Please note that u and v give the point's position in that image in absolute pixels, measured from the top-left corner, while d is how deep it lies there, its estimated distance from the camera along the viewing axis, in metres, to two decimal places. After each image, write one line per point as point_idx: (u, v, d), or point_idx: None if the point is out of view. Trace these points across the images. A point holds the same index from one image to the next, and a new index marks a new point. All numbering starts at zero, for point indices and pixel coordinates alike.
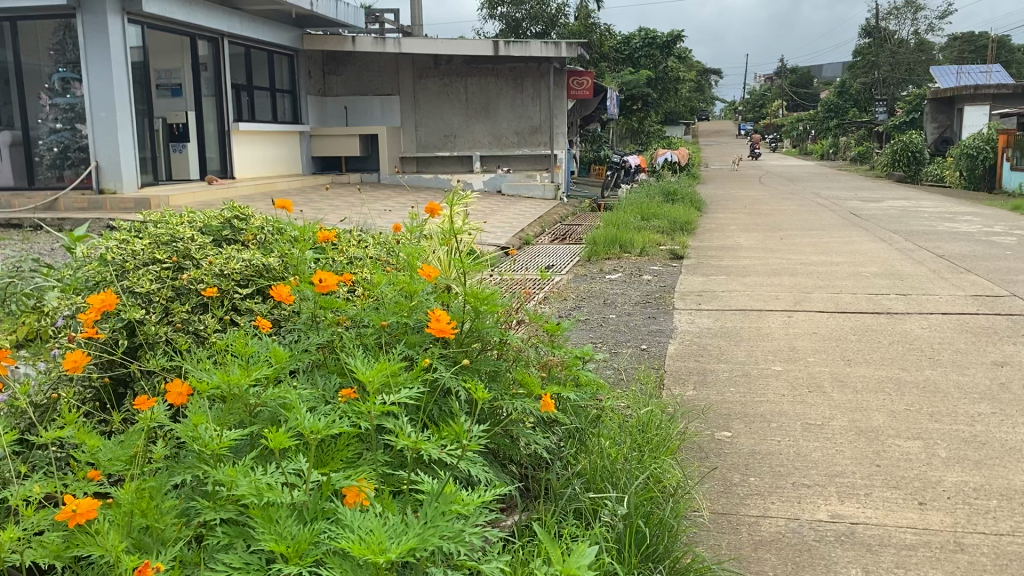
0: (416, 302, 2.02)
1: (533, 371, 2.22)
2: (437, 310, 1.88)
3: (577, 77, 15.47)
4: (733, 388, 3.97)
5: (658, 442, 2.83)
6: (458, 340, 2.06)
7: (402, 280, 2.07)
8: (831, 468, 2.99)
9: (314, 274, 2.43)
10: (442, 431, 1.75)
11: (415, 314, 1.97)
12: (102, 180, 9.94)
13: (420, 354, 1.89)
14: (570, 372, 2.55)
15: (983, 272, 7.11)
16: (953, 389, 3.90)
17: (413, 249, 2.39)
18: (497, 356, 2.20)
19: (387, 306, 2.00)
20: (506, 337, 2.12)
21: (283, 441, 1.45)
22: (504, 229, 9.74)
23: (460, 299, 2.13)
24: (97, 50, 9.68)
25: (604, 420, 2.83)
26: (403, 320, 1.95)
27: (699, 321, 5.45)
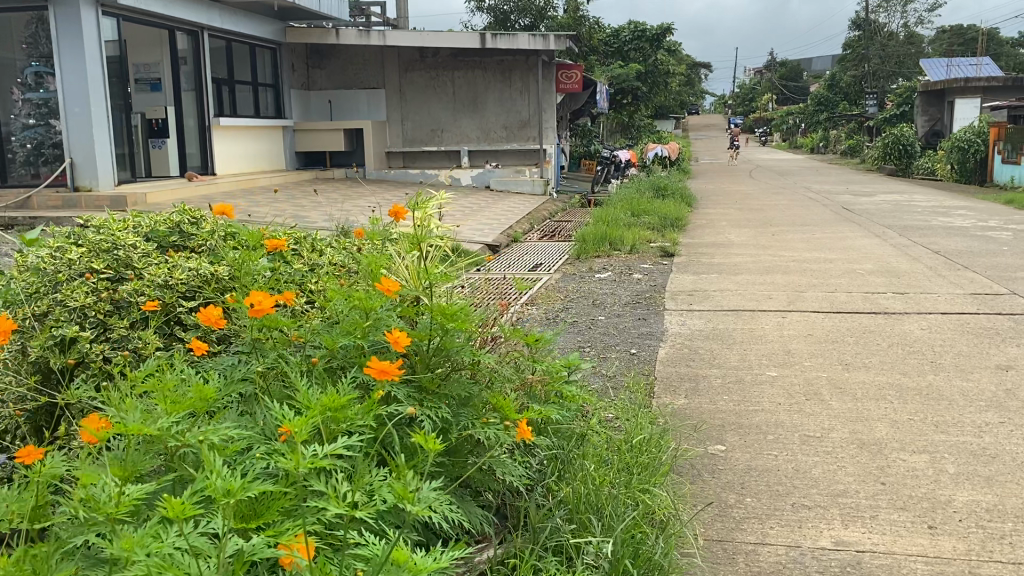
0: (374, 318, 1.78)
1: (508, 393, 2.00)
2: (395, 333, 1.65)
3: (566, 71, 15.24)
4: (728, 395, 3.77)
5: (648, 463, 2.60)
6: (424, 362, 1.84)
7: (358, 295, 1.84)
8: (833, 487, 2.78)
9: (266, 285, 2.21)
10: (393, 475, 1.52)
11: (372, 332, 1.75)
12: (77, 177, 9.67)
13: (374, 382, 1.67)
14: (553, 389, 2.36)
15: (981, 269, 6.94)
16: (958, 396, 3.70)
17: (375, 257, 2.16)
18: (469, 377, 1.98)
19: (342, 324, 1.78)
20: (479, 357, 1.89)
21: (188, 509, 1.24)
22: (491, 226, 9.54)
23: (427, 315, 1.90)
24: (69, 43, 9.41)
25: (590, 437, 2.64)
26: (357, 342, 1.72)
27: (690, 323, 5.26)
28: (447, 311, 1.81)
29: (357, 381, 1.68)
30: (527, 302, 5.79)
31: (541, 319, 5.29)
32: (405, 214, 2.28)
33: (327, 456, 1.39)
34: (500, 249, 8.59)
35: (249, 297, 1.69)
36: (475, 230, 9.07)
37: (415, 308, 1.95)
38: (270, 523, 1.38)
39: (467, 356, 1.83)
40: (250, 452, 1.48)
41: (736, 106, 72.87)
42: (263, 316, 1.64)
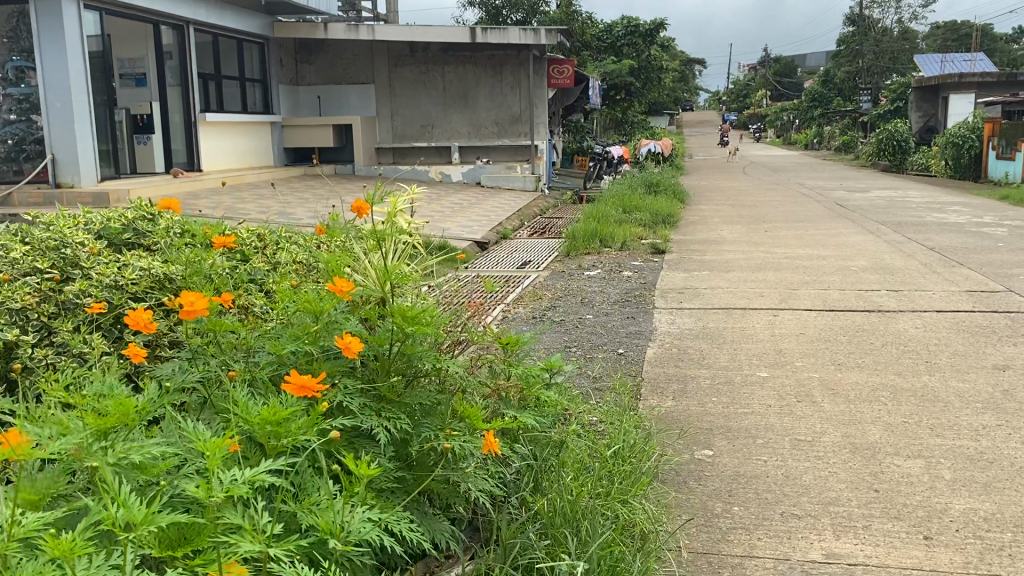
0: (325, 322, 1.67)
1: (477, 401, 1.87)
2: (346, 338, 1.54)
3: (558, 66, 15.09)
4: (717, 397, 3.65)
5: (631, 472, 2.47)
6: (385, 368, 1.71)
7: (311, 297, 1.72)
8: (824, 495, 2.66)
9: (219, 287, 2.10)
10: (336, 497, 1.40)
11: (323, 336, 1.63)
12: (59, 174, 9.54)
13: (323, 391, 1.55)
14: (531, 396, 2.24)
15: (976, 266, 6.83)
16: (954, 398, 3.59)
17: (335, 255, 2.04)
18: (435, 383, 1.86)
19: (291, 329, 1.66)
20: (444, 363, 1.76)
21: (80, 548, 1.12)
22: (480, 223, 9.40)
23: (388, 317, 1.77)
24: (50, 37, 9.26)
25: (570, 443, 2.53)
26: (305, 347, 1.60)
27: (680, 321, 5.14)
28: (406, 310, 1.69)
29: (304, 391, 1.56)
30: (513, 302, 5.67)
31: (526, 319, 5.17)
32: (366, 213, 2.19)
33: (248, 484, 1.28)
34: (489, 246, 8.47)
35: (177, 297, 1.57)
36: (463, 227, 8.94)
37: (375, 310, 1.83)
38: (195, 552, 1.27)
39: (430, 362, 1.70)
40: (179, 472, 1.38)
41: (730, 102, 72.74)
42: (193, 321, 1.51)
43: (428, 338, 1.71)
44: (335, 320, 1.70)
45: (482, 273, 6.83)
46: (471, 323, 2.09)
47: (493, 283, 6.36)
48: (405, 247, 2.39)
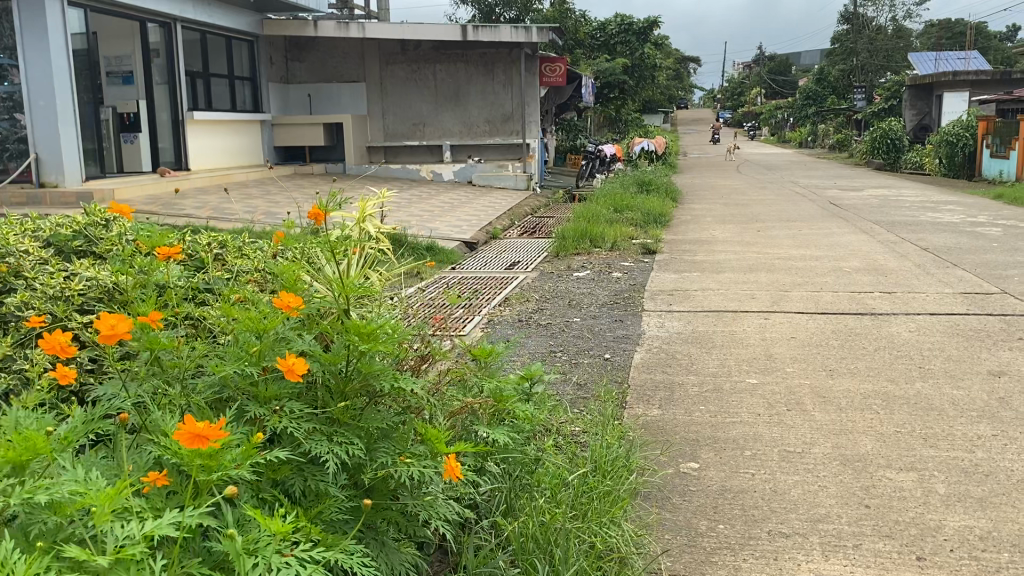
0: (268, 339, 1.57)
1: (439, 422, 1.76)
2: (290, 359, 1.44)
3: (550, 64, 14.94)
4: (706, 406, 3.54)
5: (610, 491, 2.34)
6: (337, 392, 1.60)
7: (256, 313, 1.62)
8: (813, 512, 2.55)
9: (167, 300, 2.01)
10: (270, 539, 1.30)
11: (267, 355, 1.54)
12: (43, 172, 9.36)
13: (263, 416, 1.46)
14: (504, 412, 2.14)
15: (971, 267, 6.73)
16: (948, 406, 3.49)
17: (290, 265, 1.94)
18: (394, 404, 1.75)
19: (233, 348, 1.56)
20: (404, 382, 1.65)
21: None
22: (469, 223, 9.28)
23: (341, 332, 1.67)
24: (33, 34, 9.11)
25: (546, 457, 2.43)
26: (247, 369, 1.50)
27: (670, 325, 5.02)
28: (359, 324, 1.59)
29: (245, 416, 1.47)
30: (499, 305, 5.55)
31: (511, 323, 5.05)
32: (322, 218, 2.16)
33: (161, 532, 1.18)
34: (477, 246, 8.36)
35: (97, 317, 1.49)
36: (452, 227, 8.81)
37: (329, 325, 1.72)
38: None
39: (388, 382, 1.59)
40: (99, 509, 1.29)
41: (724, 100, 72.63)
42: (113, 344, 1.45)
43: (384, 356, 1.61)
44: (282, 337, 1.61)
45: (469, 275, 6.74)
46: (434, 336, 2.00)
47: (479, 286, 6.25)
48: (370, 253, 2.29)
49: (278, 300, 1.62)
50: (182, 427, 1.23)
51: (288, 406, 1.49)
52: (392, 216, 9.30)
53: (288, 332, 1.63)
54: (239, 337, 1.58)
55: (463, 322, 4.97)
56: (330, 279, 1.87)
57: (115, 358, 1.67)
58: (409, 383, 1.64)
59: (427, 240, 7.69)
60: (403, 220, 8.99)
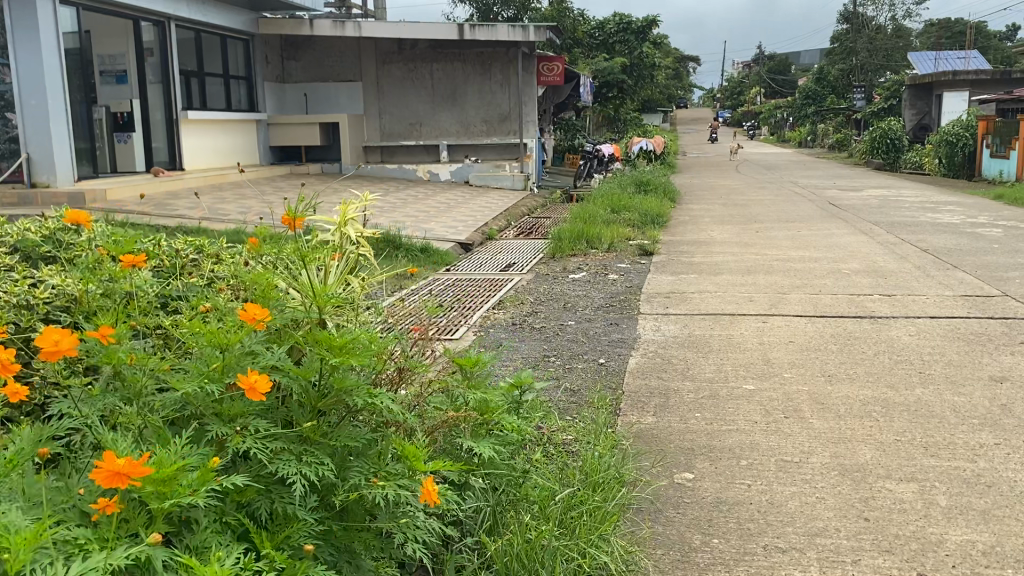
0: (232, 354, 1.51)
1: (418, 439, 1.69)
2: (253, 376, 1.39)
3: (548, 63, 14.84)
4: (701, 413, 3.45)
5: (604, 508, 2.22)
6: (308, 409, 1.53)
7: (221, 325, 1.56)
8: (811, 525, 2.47)
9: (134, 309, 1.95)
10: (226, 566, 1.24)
11: (231, 370, 1.49)
12: (34, 173, 9.28)
13: (225, 435, 1.40)
14: (490, 425, 2.07)
15: (971, 269, 6.66)
16: (949, 413, 3.41)
17: (262, 273, 1.88)
18: (370, 421, 1.68)
19: (196, 363, 1.50)
20: (380, 397, 1.58)
21: None
22: (464, 224, 9.21)
23: (313, 346, 1.61)
24: (24, 33, 9.03)
25: (533, 468, 2.36)
26: (210, 386, 1.44)
27: (666, 328, 4.94)
28: (329, 337, 1.53)
29: (208, 436, 1.41)
30: (492, 308, 5.48)
31: (505, 327, 4.98)
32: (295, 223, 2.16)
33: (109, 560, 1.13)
34: (473, 247, 8.30)
35: (41, 331, 1.49)
36: (447, 228, 8.74)
37: (299, 337, 1.67)
38: None
39: (362, 398, 1.52)
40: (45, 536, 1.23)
41: (723, 100, 72.52)
42: (54, 360, 1.45)
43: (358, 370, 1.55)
44: (249, 352, 1.55)
45: (464, 277, 6.68)
46: (415, 346, 1.94)
47: (474, 288, 6.19)
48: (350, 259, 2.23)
49: (244, 313, 1.56)
50: (99, 467, 1.20)
51: (253, 423, 1.44)
52: (386, 216, 9.22)
53: (256, 345, 1.58)
54: (202, 350, 1.52)
55: (457, 326, 4.90)
56: (304, 289, 1.82)
57: (78, 373, 1.62)
58: (384, 398, 1.58)
59: (423, 241, 7.63)
60: (398, 221, 8.91)
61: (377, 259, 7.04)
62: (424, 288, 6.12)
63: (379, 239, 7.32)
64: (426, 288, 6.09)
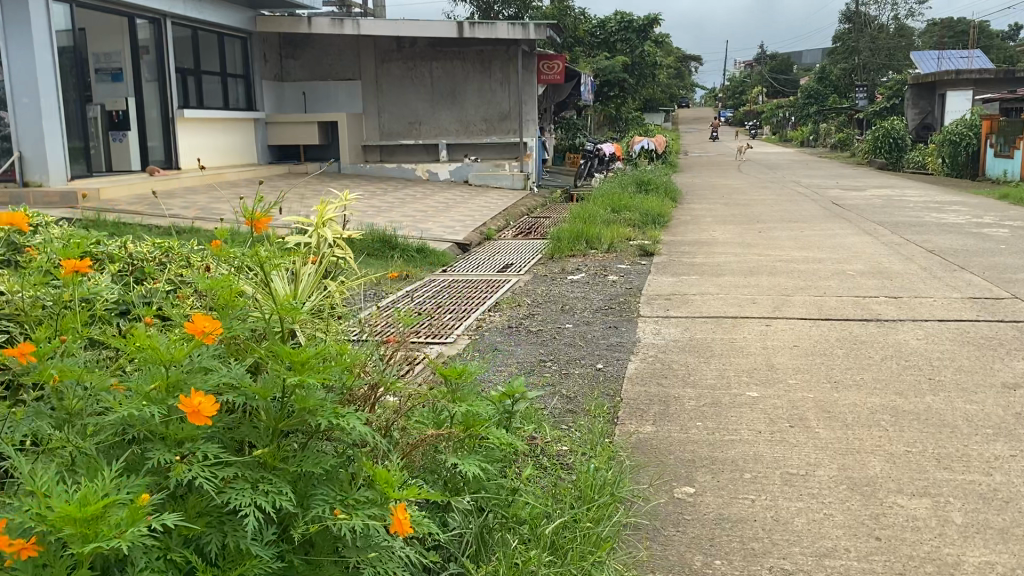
0: (179, 372, 1.43)
1: (393, 463, 1.58)
2: (198, 397, 1.32)
3: (548, 61, 14.61)
4: (703, 422, 3.31)
5: (598, 535, 2.07)
6: (265, 431, 1.44)
7: (170, 338, 1.48)
8: (818, 545, 2.33)
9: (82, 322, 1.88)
10: None
11: (179, 390, 1.40)
12: (26, 171, 9.14)
13: (166, 459, 1.32)
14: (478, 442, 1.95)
15: (978, 270, 6.52)
16: (962, 422, 3.27)
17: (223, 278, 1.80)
18: (340, 440, 1.58)
19: (139, 379, 1.42)
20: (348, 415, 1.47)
21: None
22: (462, 224, 9.07)
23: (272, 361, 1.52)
24: (17, 30, 8.89)
25: (524, 485, 2.23)
26: (152, 405, 1.36)
27: (667, 332, 4.80)
28: (288, 351, 1.45)
29: (150, 459, 1.33)
30: (488, 311, 5.35)
31: (501, 330, 4.85)
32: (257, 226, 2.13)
33: None
34: (471, 248, 8.18)
35: None
36: (444, 228, 8.60)
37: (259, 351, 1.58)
38: None
39: (326, 418, 1.42)
40: None
41: (725, 100, 72.30)
42: None
43: (324, 386, 1.46)
44: (200, 368, 1.48)
45: (460, 278, 6.56)
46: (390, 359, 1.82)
47: (470, 290, 6.08)
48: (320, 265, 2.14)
49: (192, 326, 1.47)
50: None
51: (200, 450, 1.36)
52: (382, 216, 9.08)
53: (208, 359, 1.50)
54: (146, 368, 1.44)
55: (451, 330, 4.80)
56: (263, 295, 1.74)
57: (20, 393, 1.55)
58: (353, 416, 1.48)
59: (419, 242, 7.51)
60: (395, 221, 8.76)
61: (371, 260, 6.92)
62: (417, 291, 6.00)
63: (375, 239, 7.20)
64: (421, 291, 5.98)
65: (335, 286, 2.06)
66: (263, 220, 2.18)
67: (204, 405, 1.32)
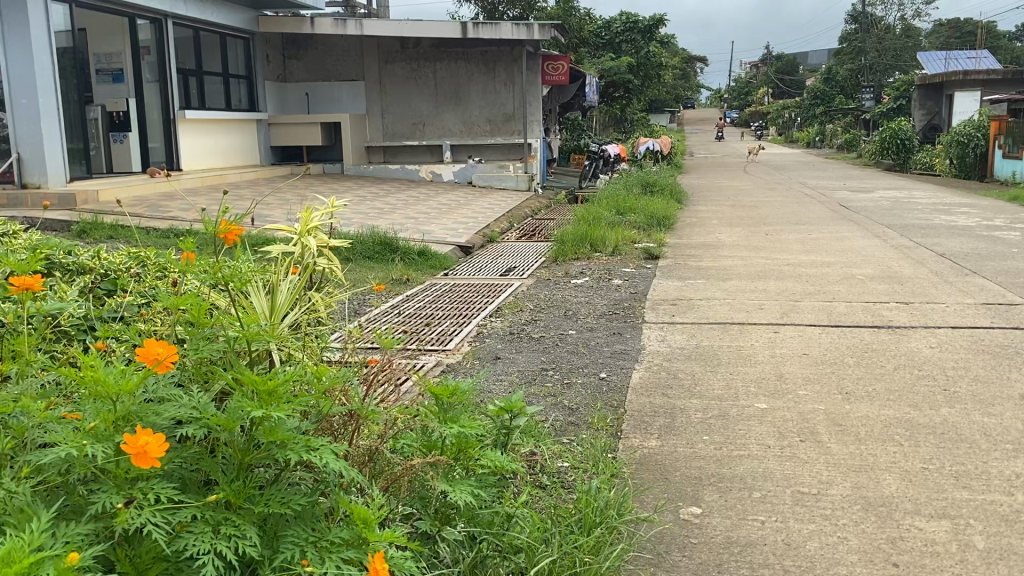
0: (130, 407, 1.39)
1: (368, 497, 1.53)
2: (144, 437, 1.28)
3: (552, 62, 14.38)
4: (711, 436, 3.18)
5: (602, 565, 1.95)
6: (228, 469, 1.40)
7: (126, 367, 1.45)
8: (833, 572, 2.20)
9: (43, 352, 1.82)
10: None
11: (129, 425, 1.37)
12: (25, 173, 9.06)
13: (115, 503, 1.27)
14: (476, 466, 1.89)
15: (990, 275, 6.38)
16: (980, 436, 3.14)
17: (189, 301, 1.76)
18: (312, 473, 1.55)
19: (89, 415, 1.38)
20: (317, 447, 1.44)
21: None
22: (464, 226, 8.96)
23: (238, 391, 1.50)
24: (15, 31, 8.79)
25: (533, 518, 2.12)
26: (101, 444, 1.31)
27: (672, 339, 4.67)
28: (256, 380, 1.43)
29: (99, 505, 1.28)
30: (489, 316, 5.24)
31: (502, 337, 4.73)
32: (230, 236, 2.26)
33: None
34: (473, 250, 8.06)
35: None
36: (446, 231, 8.49)
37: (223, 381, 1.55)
38: None
39: (295, 451, 1.39)
40: None
41: (731, 100, 72.10)
42: None
43: (293, 416, 1.43)
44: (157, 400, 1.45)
45: (461, 282, 6.47)
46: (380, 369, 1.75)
47: (471, 295, 5.97)
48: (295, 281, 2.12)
49: (144, 354, 1.43)
50: None
51: (151, 489, 1.32)
52: (383, 218, 8.96)
53: (165, 389, 1.47)
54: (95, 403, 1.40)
55: (451, 337, 4.68)
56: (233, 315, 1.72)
57: None
58: (326, 447, 1.44)
59: (421, 244, 7.39)
60: (397, 224, 8.63)
61: (372, 264, 6.81)
62: (416, 296, 5.89)
63: (376, 242, 7.08)
64: (421, 296, 5.86)
65: (319, 296, 2.06)
66: (232, 229, 2.30)
67: (153, 443, 1.28)
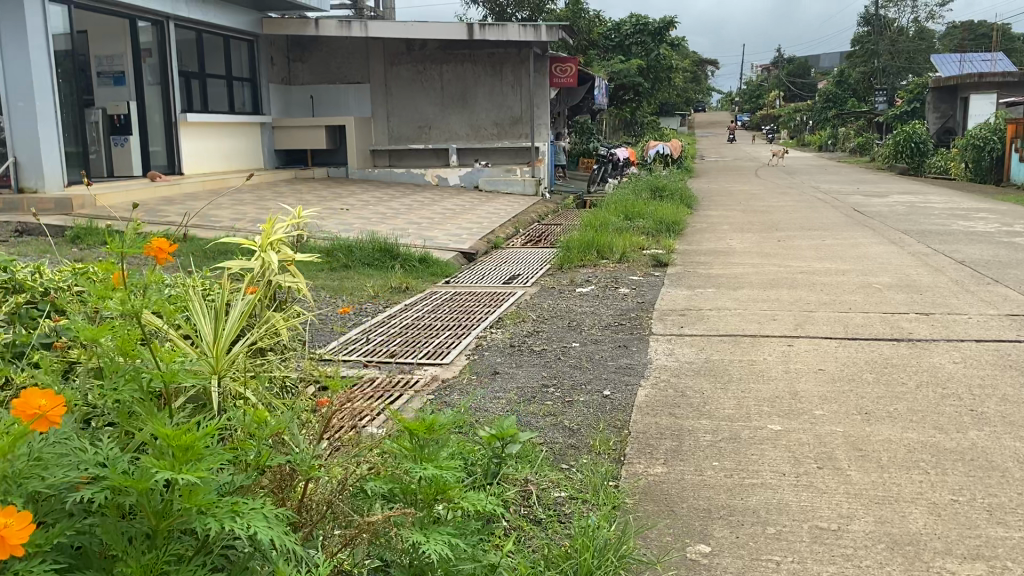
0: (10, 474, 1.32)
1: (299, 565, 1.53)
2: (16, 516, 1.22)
3: (560, 64, 14.26)
4: (721, 462, 2.95)
5: None
6: (139, 544, 1.39)
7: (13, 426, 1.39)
8: None
9: None
10: None
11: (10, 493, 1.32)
12: (22, 178, 8.91)
13: None
14: (456, 508, 1.81)
15: (1012, 283, 6.14)
16: (1013, 464, 2.90)
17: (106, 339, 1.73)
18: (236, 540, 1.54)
19: None
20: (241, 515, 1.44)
21: None
22: (468, 232, 8.76)
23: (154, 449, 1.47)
24: (12, 32, 8.65)
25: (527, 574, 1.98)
26: None
27: (681, 352, 4.45)
28: (170, 437, 1.42)
29: None
30: (490, 327, 5.03)
31: (502, 350, 4.52)
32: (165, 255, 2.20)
33: None
34: (476, 257, 7.86)
35: None
36: (449, 236, 8.29)
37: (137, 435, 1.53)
38: None
39: (217, 522, 1.39)
40: None
41: (743, 104, 71.73)
42: None
43: (210, 478, 1.44)
44: (46, 458, 1.41)
45: (462, 290, 6.28)
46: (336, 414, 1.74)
47: (471, 304, 5.76)
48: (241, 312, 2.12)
49: (22, 407, 1.40)
50: None
51: (30, 572, 1.27)
52: (385, 224, 8.77)
53: (56, 450, 1.43)
54: None
55: (449, 350, 4.51)
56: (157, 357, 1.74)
57: None
58: (251, 513, 1.45)
59: (422, 251, 7.20)
60: (399, 229, 8.44)
61: (370, 271, 6.64)
62: (414, 305, 5.70)
63: (376, 248, 6.88)
64: (420, 305, 5.66)
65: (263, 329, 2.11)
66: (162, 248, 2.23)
67: (15, 528, 1.20)
